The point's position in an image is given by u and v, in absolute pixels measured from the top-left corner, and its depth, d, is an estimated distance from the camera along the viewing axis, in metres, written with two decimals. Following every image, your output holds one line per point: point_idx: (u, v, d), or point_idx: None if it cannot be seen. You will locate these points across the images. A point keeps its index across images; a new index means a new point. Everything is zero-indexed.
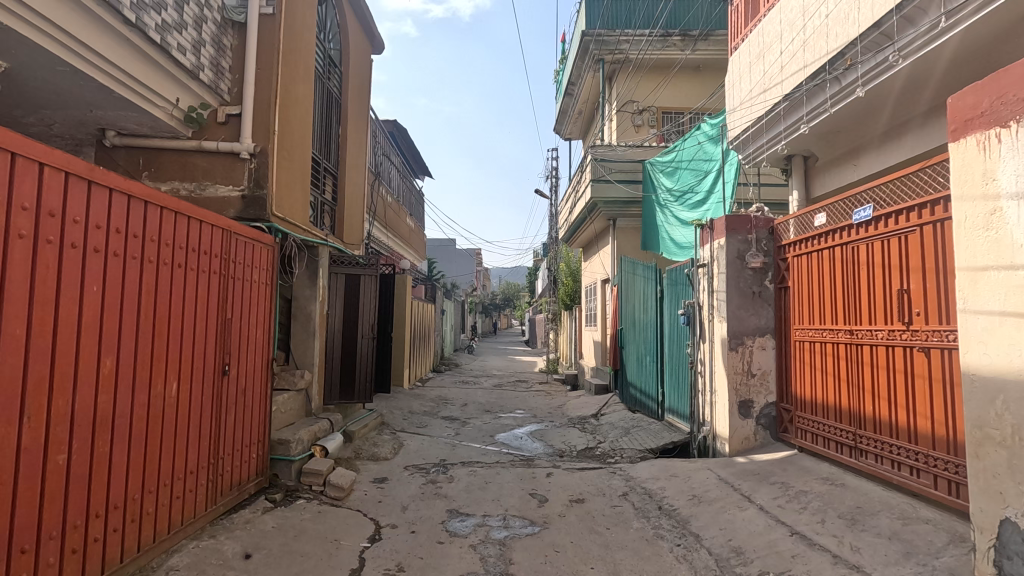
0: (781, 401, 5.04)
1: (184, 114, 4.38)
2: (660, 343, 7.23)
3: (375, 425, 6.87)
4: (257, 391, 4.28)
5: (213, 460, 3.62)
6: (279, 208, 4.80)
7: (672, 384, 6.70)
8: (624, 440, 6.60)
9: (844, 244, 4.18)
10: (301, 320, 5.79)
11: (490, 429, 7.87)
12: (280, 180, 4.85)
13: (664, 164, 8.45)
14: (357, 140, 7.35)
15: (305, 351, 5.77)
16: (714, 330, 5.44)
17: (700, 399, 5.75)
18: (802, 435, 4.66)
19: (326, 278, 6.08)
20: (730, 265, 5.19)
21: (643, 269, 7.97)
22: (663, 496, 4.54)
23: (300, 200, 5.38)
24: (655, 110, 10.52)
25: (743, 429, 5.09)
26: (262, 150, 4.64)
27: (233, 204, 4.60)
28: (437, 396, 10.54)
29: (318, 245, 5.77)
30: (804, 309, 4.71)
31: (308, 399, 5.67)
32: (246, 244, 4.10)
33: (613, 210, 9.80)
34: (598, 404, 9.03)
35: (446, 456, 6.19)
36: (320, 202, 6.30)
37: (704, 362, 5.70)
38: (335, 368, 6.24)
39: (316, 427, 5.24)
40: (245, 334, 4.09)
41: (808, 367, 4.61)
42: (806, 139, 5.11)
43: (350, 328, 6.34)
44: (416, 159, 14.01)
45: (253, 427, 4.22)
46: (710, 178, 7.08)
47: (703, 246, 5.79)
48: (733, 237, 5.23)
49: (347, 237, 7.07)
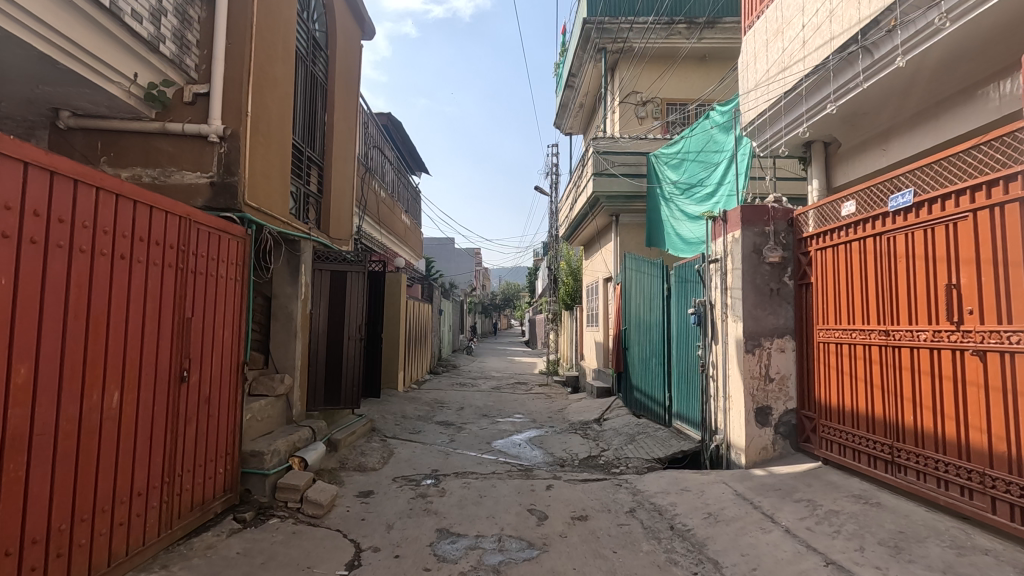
0: (802, 408, 4.62)
1: (144, 92, 3.95)
2: (667, 345, 6.80)
3: (364, 432, 6.45)
4: (225, 400, 3.86)
5: (169, 479, 3.20)
6: (252, 197, 4.38)
7: (680, 389, 6.27)
8: (630, 448, 6.17)
9: (877, 235, 3.77)
10: (282, 320, 5.38)
11: (487, 435, 7.44)
12: (253, 167, 4.42)
13: (671, 156, 8.04)
14: (346, 129, 6.92)
15: (286, 354, 5.35)
16: (728, 330, 5.02)
17: (713, 406, 5.32)
18: (827, 446, 4.25)
19: (308, 276, 5.66)
20: (746, 260, 4.77)
21: (648, 266, 7.53)
22: (675, 513, 4.11)
23: (279, 189, 4.95)
24: (659, 102, 10.10)
25: (760, 438, 4.66)
26: (233, 133, 4.21)
27: (201, 191, 4.17)
28: (433, 400, 10.12)
29: (298, 239, 5.35)
30: (829, 308, 4.29)
31: (289, 405, 5.25)
32: (213, 234, 3.69)
33: (615, 206, 9.35)
34: (601, 408, 8.61)
35: (439, 465, 5.77)
36: (302, 193, 5.88)
37: (716, 365, 5.27)
38: (319, 372, 5.80)
39: (296, 437, 4.82)
40: (212, 335, 3.67)
41: (834, 372, 4.18)
42: (831, 120, 4.69)
43: (335, 329, 5.91)
44: (413, 155, 13.61)
45: (219, 441, 3.79)
46: (720, 169, 6.66)
47: (715, 240, 5.36)
48: (749, 230, 4.81)
49: (335, 231, 6.65)
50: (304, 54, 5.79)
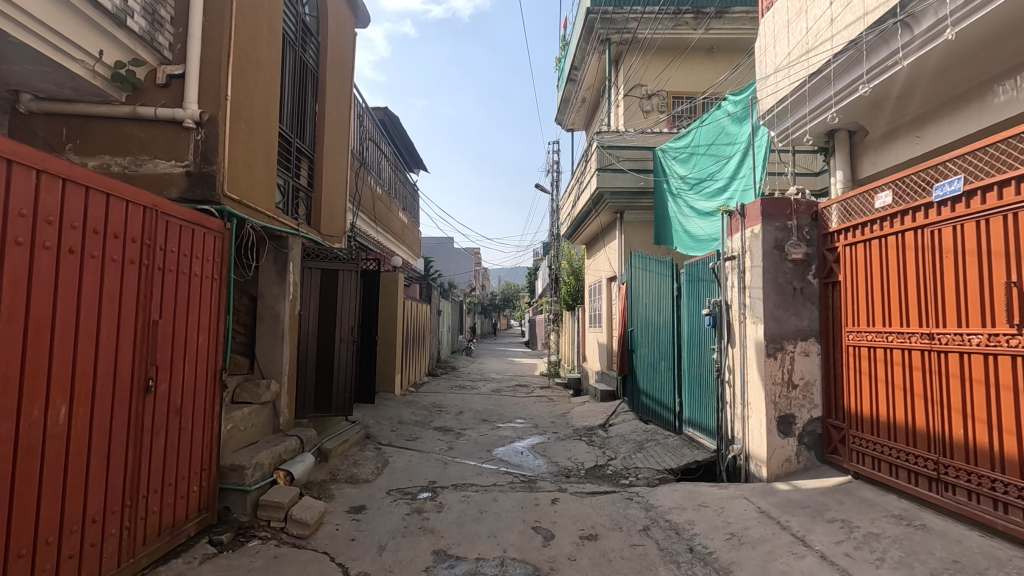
0: (830, 417, 4.27)
1: (111, 72, 3.59)
2: (678, 347, 6.46)
3: (357, 440, 6.10)
4: (200, 411, 3.50)
5: (132, 502, 2.84)
6: (232, 187, 4.03)
7: (692, 394, 5.92)
8: (638, 457, 5.83)
9: (918, 229, 3.43)
10: (268, 322, 5.04)
11: (487, 442, 7.09)
12: (234, 155, 4.07)
13: (679, 149, 7.69)
14: (338, 120, 6.58)
15: (272, 358, 5.00)
16: (747, 332, 4.68)
17: (730, 413, 4.96)
18: (858, 459, 3.91)
19: (297, 274, 5.31)
20: (767, 257, 4.43)
21: (656, 263, 7.18)
22: (693, 532, 3.75)
23: (264, 181, 4.60)
24: (665, 95, 9.81)
25: (783, 449, 4.32)
26: (211, 118, 3.86)
27: (175, 181, 3.82)
28: (431, 403, 9.77)
29: (286, 235, 4.99)
30: (861, 309, 3.94)
31: (275, 413, 4.90)
32: (186, 228, 3.34)
33: (620, 202, 9.00)
34: (606, 412, 8.25)
35: (437, 476, 5.42)
36: (291, 186, 5.54)
37: (733, 369, 4.92)
38: (309, 377, 5.44)
39: (282, 448, 4.47)
40: (184, 339, 3.32)
41: (866, 379, 3.84)
42: (861, 103, 4.33)
43: (326, 331, 5.56)
44: (411, 152, 13.28)
45: (194, 456, 3.43)
46: (734, 161, 6.32)
47: (731, 236, 5.01)
48: (770, 224, 4.47)
49: (327, 227, 6.29)
50: (293, 38, 5.44)
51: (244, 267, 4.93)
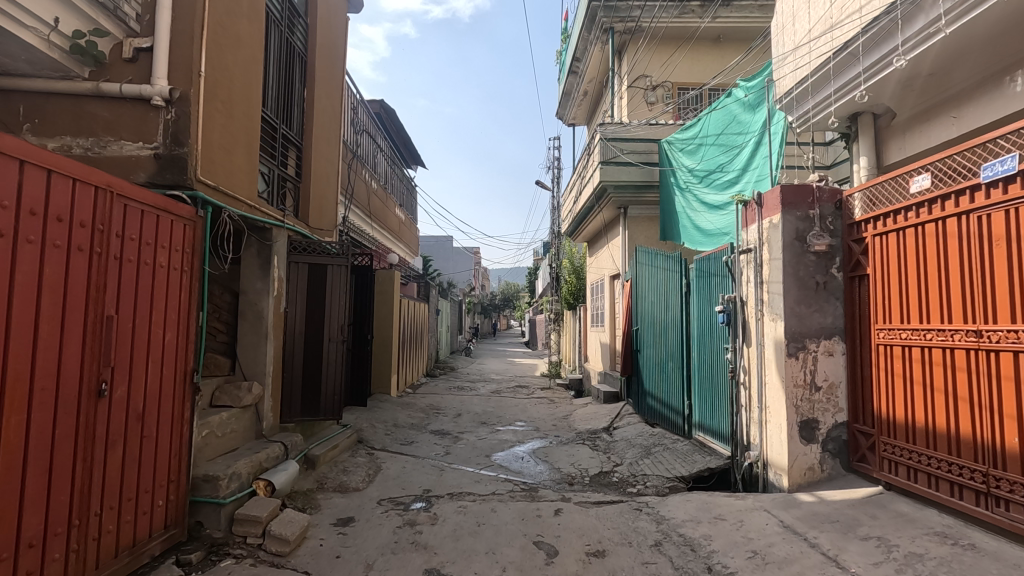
0: (856, 421, 3.94)
1: (69, 43, 3.25)
2: (687, 347, 6.12)
3: (348, 445, 5.77)
4: (166, 417, 3.16)
5: (80, 522, 2.51)
6: (207, 172, 3.69)
7: (703, 397, 5.59)
8: (646, 464, 5.49)
9: (962, 214, 3.09)
10: (251, 320, 4.70)
11: (486, 446, 6.76)
12: (209, 136, 3.74)
13: (686, 142, 7.38)
14: (329, 108, 6.25)
15: (254, 359, 4.67)
16: (765, 331, 4.34)
17: (745, 417, 4.63)
18: (890, 469, 3.58)
19: (282, 269, 4.97)
20: (787, 249, 4.11)
21: (663, 258, 6.84)
22: (710, 548, 3.42)
23: (245, 167, 4.27)
24: (670, 86, 9.52)
25: (805, 457, 3.98)
26: (183, 96, 3.53)
27: (143, 165, 3.49)
28: (428, 405, 9.44)
29: (269, 226, 4.66)
30: (892, 304, 3.60)
31: (258, 417, 4.57)
32: (150, 214, 3.00)
33: (624, 196, 8.66)
34: (610, 415, 7.91)
35: (431, 484, 5.08)
36: (277, 176, 5.21)
37: (749, 370, 4.59)
38: (296, 378, 5.11)
39: (263, 456, 4.14)
40: (147, 338, 2.98)
41: (900, 380, 3.51)
42: (892, 80, 4.00)
43: (314, 330, 5.22)
44: (408, 147, 12.95)
45: (159, 468, 3.09)
46: (746, 150, 6.01)
47: (747, 228, 4.69)
48: (791, 214, 4.14)
49: (318, 220, 5.97)
50: (279, 17, 5.10)
51: (223, 259, 4.60)
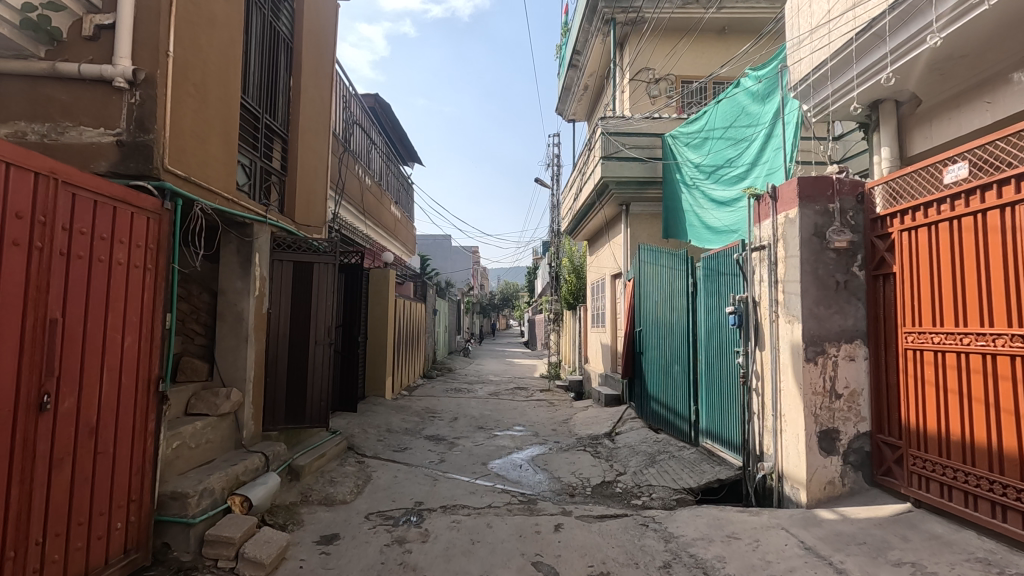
0: (880, 432, 3.65)
1: (20, 17, 2.95)
2: (693, 350, 5.82)
3: (336, 453, 5.48)
4: (126, 431, 2.85)
5: (16, 553, 2.21)
6: (176, 161, 3.39)
7: (711, 402, 5.30)
8: (651, 473, 5.21)
9: (1006, 206, 2.80)
10: (230, 321, 4.41)
11: (482, 453, 6.47)
12: (179, 123, 3.44)
13: (691, 137, 7.11)
14: (318, 98, 5.95)
15: (234, 363, 4.37)
16: (780, 333, 4.05)
17: (758, 425, 4.34)
18: (921, 485, 3.29)
19: (265, 267, 4.67)
20: (805, 246, 3.81)
21: (668, 257, 6.54)
22: (724, 571, 3.13)
23: (221, 157, 3.96)
24: (673, 79, 9.22)
25: (825, 470, 3.69)
26: (149, 78, 3.23)
27: (105, 153, 3.19)
28: (424, 409, 9.14)
29: (249, 221, 4.35)
30: (923, 306, 3.30)
31: (237, 426, 4.28)
32: (105, 205, 2.70)
33: (626, 193, 8.37)
34: (612, 419, 7.61)
35: (424, 496, 4.79)
36: (260, 169, 4.91)
37: (762, 375, 4.30)
38: (279, 383, 4.80)
39: (240, 468, 3.85)
40: (101, 343, 2.67)
41: (931, 388, 3.21)
42: (921, 62, 3.70)
43: (298, 332, 4.92)
44: (404, 144, 12.65)
45: (117, 487, 2.80)
46: (755, 143, 5.72)
47: (760, 224, 4.39)
48: (809, 208, 3.85)
49: (305, 216, 5.67)
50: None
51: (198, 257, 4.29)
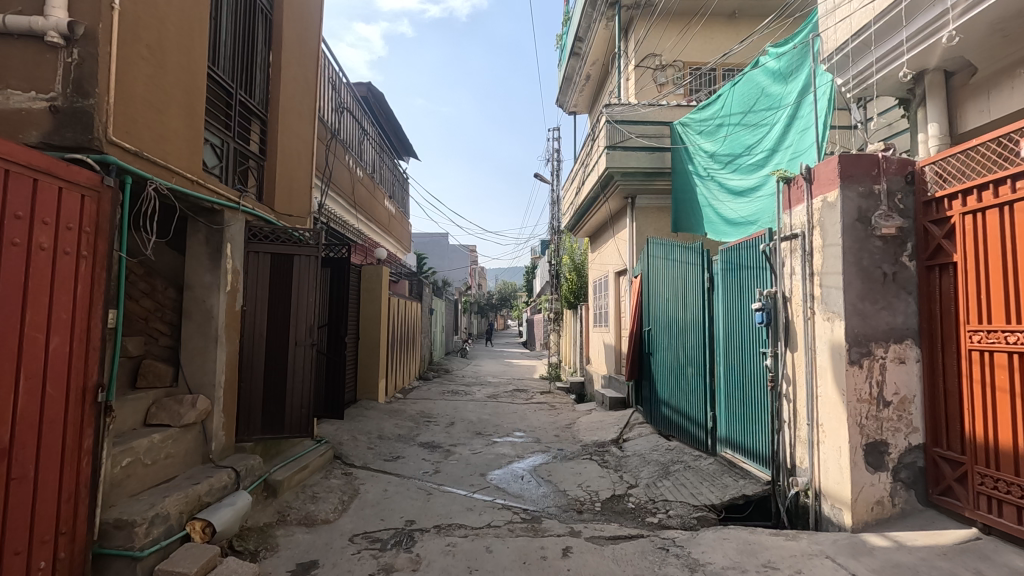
0: (936, 444, 3.21)
1: None
2: (710, 351, 5.37)
3: (320, 465, 5.01)
4: (53, 450, 2.37)
5: None
6: (123, 132, 2.90)
7: (731, 408, 4.84)
8: (667, 487, 4.74)
9: None
10: (197, 320, 3.93)
11: (480, 462, 5.99)
12: (127, 88, 2.95)
13: (705, 124, 6.67)
14: (301, 77, 5.46)
15: (201, 366, 3.89)
16: (817, 332, 3.59)
17: (790, 435, 3.88)
18: (992, 508, 2.83)
19: (238, 259, 4.19)
20: (848, 232, 3.36)
21: (680, 250, 6.08)
22: None
23: (183, 132, 3.48)
24: (681, 66, 8.76)
25: (872, 488, 3.24)
26: (88, 33, 2.74)
27: (36, 121, 2.71)
28: (418, 413, 8.65)
29: (218, 206, 3.86)
30: (992, 300, 2.84)
31: (205, 437, 3.80)
32: (21, 176, 2.21)
33: (632, 184, 7.89)
34: (618, 425, 7.14)
35: (416, 513, 4.31)
36: (233, 150, 4.42)
37: (794, 379, 3.84)
38: (255, 388, 4.32)
39: (205, 487, 3.37)
40: (16, 345, 2.19)
41: (1006, 396, 2.75)
42: (985, 20, 3.23)
43: (276, 332, 4.43)
44: (399, 137, 12.18)
45: (40, 517, 2.31)
46: (776, 126, 5.28)
47: (792, 209, 3.92)
48: (852, 189, 3.38)
49: (287, 205, 5.20)
50: None
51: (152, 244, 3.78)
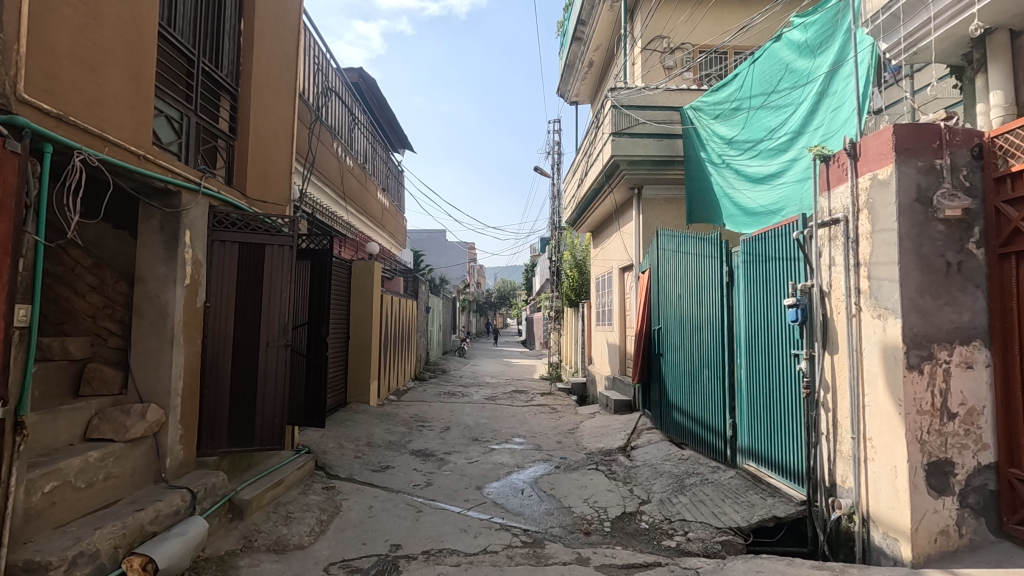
0: (1011, 465, 2.73)
1: None
2: (729, 352, 4.87)
3: (298, 479, 4.51)
4: None
5: None
6: (40, 90, 2.40)
7: (756, 417, 4.34)
8: (685, 504, 4.23)
9: None
10: (150, 318, 3.42)
11: (477, 473, 5.50)
12: (47, 37, 2.45)
13: (721, 107, 6.17)
14: (279, 50, 4.95)
15: (155, 371, 3.39)
16: (865, 331, 3.09)
17: (831, 449, 3.38)
18: None
19: (200, 249, 3.68)
20: (905, 215, 2.87)
21: (694, 242, 5.59)
22: None
23: (127, 98, 2.97)
24: (691, 48, 8.24)
25: (935, 516, 2.75)
26: None
27: None
28: (411, 416, 8.15)
29: (172, 185, 3.35)
30: None
31: (158, 453, 3.31)
32: None
33: (639, 173, 7.39)
34: (625, 430, 6.65)
35: (402, 536, 3.81)
36: (198, 127, 3.91)
37: (836, 386, 3.34)
38: (221, 395, 3.81)
39: (151, 514, 2.87)
40: None
41: None
42: None
43: (245, 332, 3.93)
44: (393, 128, 11.68)
45: None
46: (804, 105, 4.78)
47: (833, 191, 3.42)
48: (910, 165, 2.89)
49: (262, 191, 4.68)
50: None
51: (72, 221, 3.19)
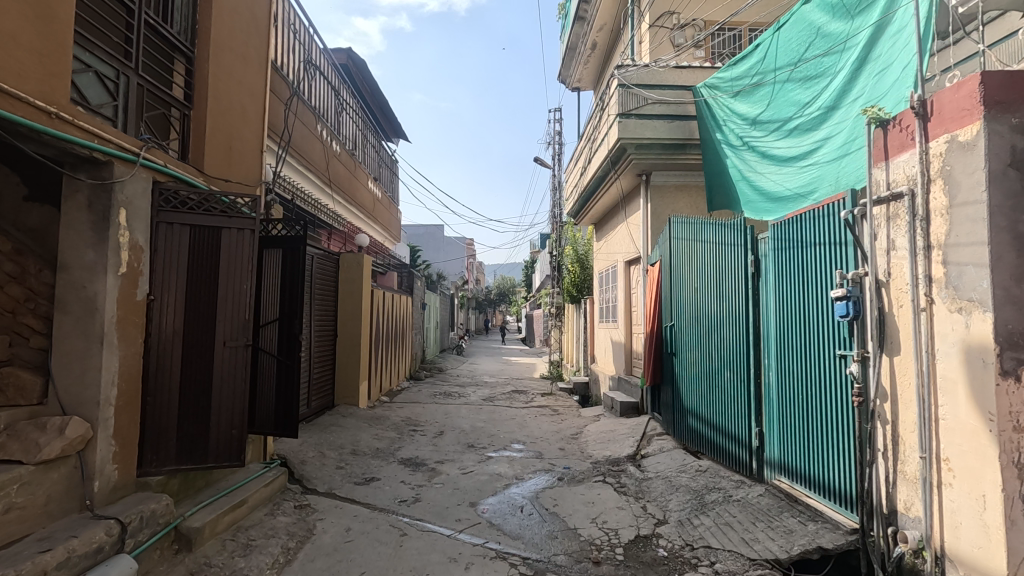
0: None
1: None
2: (755, 353, 4.31)
3: (266, 497, 3.96)
4: None
5: None
6: None
7: (790, 427, 3.78)
8: (709, 527, 3.67)
9: None
10: (75, 314, 2.86)
11: (472, 485, 4.95)
12: None
13: (741, 83, 5.60)
14: (246, 11, 4.38)
15: (81, 377, 2.84)
16: (938, 329, 2.53)
17: (892, 469, 2.82)
18: None
19: (140, 231, 3.12)
20: (997, 184, 2.31)
21: (713, 230, 5.04)
22: None
23: (32, 40, 2.41)
24: (702, 24, 7.68)
25: None
26: None
27: None
28: (403, 420, 7.61)
29: (100, 153, 2.78)
30: None
31: (82, 475, 2.75)
32: None
33: (648, 158, 6.82)
34: (634, 436, 6.11)
35: (382, 567, 3.27)
36: (141, 89, 3.35)
37: (897, 393, 2.78)
38: (168, 404, 3.25)
39: (61, 556, 2.32)
40: None
41: None
42: None
43: (197, 329, 3.38)
44: (387, 114, 11.12)
45: None
46: (840, 74, 4.20)
47: (894, 161, 2.85)
48: (1003, 123, 2.33)
49: (225, 169, 4.11)
50: None
51: None
